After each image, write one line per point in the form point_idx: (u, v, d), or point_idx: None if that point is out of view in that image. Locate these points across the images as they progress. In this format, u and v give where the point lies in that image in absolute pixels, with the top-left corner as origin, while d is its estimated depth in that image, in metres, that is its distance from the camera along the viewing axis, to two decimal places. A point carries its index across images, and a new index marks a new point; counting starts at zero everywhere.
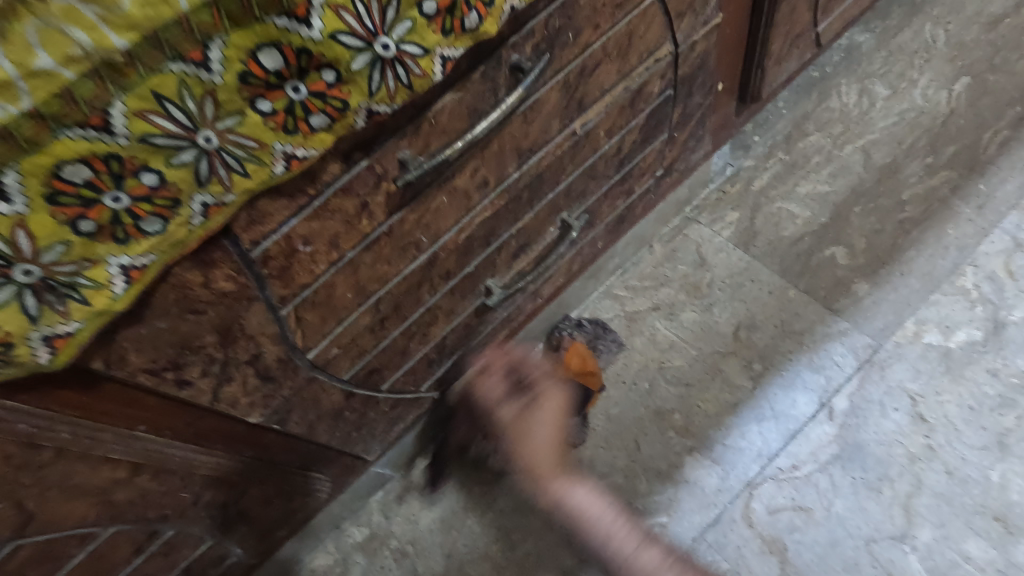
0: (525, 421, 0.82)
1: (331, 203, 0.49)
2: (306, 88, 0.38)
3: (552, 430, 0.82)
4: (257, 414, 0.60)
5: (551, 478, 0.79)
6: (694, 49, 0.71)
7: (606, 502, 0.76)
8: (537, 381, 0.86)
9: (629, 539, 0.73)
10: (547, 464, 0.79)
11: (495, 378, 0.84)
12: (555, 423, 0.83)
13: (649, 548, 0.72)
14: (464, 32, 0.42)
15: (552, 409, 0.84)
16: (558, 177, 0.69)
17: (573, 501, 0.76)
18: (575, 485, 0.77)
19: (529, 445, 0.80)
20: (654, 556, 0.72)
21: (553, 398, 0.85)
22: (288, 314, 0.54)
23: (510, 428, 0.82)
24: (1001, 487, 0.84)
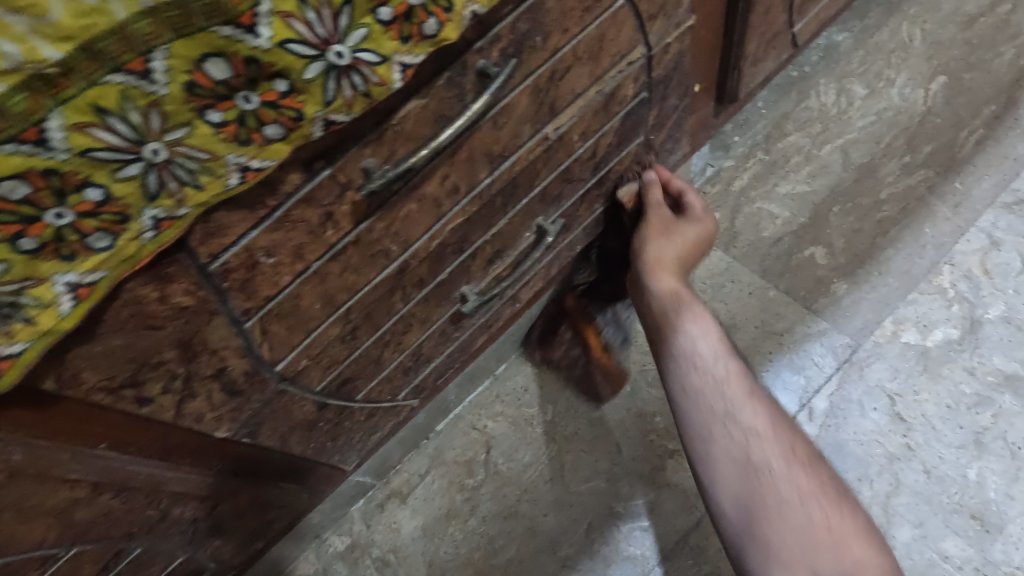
0: (668, 231, 0.81)
1: (293, 213, 0.48)
2: (257, 97, 0.37)
3: (682, 257, 0.81)
4: (224, 429, 0.59)
5: (665, 254, 0.80)
6: (668, 51, 0.70)
7: (716, 348, 0.75)
8: (698, 216, 0.84)
9: (713, 347, 0.75)
10: (667, 268, 0.79)
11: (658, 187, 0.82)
12: (687, 252, 0.82)
13: (753, 408, 0.71)
14: (423, 38, 0.41)
15: (695, 243, 0.83)
16: (532, 182, 0.68)
17: (693, 336, 0.75)
18: (700, 314, 0.76)
19: (659, 245, 0.80)
20: (737, 382, 0.73)
21: (705, 233, 0.83)
22: (253, 326, 0.52)
23: (651, 225, 0.81)
24: (978, 485, 0.85)
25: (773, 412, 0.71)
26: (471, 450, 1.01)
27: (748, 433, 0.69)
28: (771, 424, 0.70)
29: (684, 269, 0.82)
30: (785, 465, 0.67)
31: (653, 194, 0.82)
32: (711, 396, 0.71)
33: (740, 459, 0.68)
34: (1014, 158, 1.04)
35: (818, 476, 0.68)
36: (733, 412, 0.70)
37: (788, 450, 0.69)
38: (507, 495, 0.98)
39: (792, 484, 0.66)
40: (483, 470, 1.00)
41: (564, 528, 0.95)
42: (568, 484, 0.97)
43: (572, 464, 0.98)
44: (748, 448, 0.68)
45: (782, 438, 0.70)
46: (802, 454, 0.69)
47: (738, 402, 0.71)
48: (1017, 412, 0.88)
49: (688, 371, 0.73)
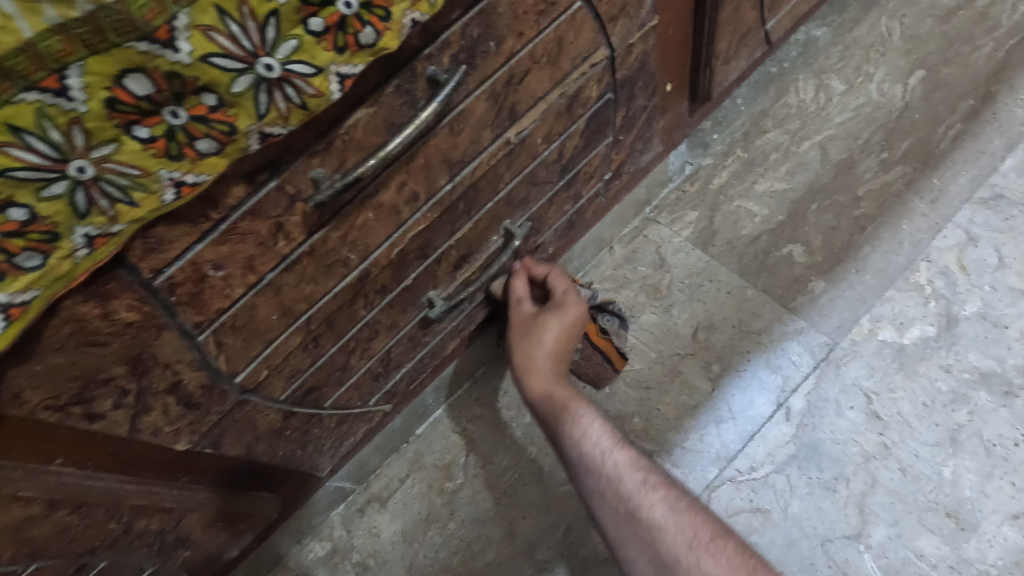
0: (533, 329, 0.79)
1: (240, 225, 0.47)
2: (185, 112, 0.36)
3: (555, 352, 0.79)
4: (184, 441, 0.58)
5: (538, 353, 0.78)
6: (631, 51, 0.69)
7: (605, 441, 0.71)
8: (561, 299, 0.80)
9: (601, 443, 0.71)
10: (540, 373, 0.78)
11: (521, 280, 0.80)
12: (558, 344, 0.79)
13: (652, 498, 0.66)
14: (360, 48, 0.40)
15: (566, 330, 0.79)
16: (496, 187, 0.68)
17: (580, 439, 0.71)
18: (579, 407, 0.74)
19: (531, 347, 0.79)
20: (631, 473, 0.68)
21: (575, 314, 0.79)
22: (206, 339, 0.52)
23: (517, 326, 0.81)
24: (953, 483, 0.84)
25: (671, 494, 0.66)
26: (450, 454, 1.01)
27: (651, 531, 0.64)
28: (672, 510, 0.65)
29: (562, 359, 0.80)
30: (694, 557, 0.61)
31: (518, 290, 0.81)
32: (610, 498, 0.67)
33: (650, 558, 0.63)
34: (990, 153, 1.03)
35: (729, 558, 0.61)
36: (631, 509, 0.66)
37: (692, 535, 0.63)
38: (486, 499, 0.98)
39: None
40: (462, 473, 1.00)
41: (542, 531, 0.95)
42: (546, 487, 0.97)
43: (550, 467, 0.98)
44: (657, 549, 0.63)
45: (689, 525, 0.64)
46: (710, 538, 0.63)
47: (639, 496, 0.66)
48: (993, 408, 0.87)
49: (584, 478, 0.70)
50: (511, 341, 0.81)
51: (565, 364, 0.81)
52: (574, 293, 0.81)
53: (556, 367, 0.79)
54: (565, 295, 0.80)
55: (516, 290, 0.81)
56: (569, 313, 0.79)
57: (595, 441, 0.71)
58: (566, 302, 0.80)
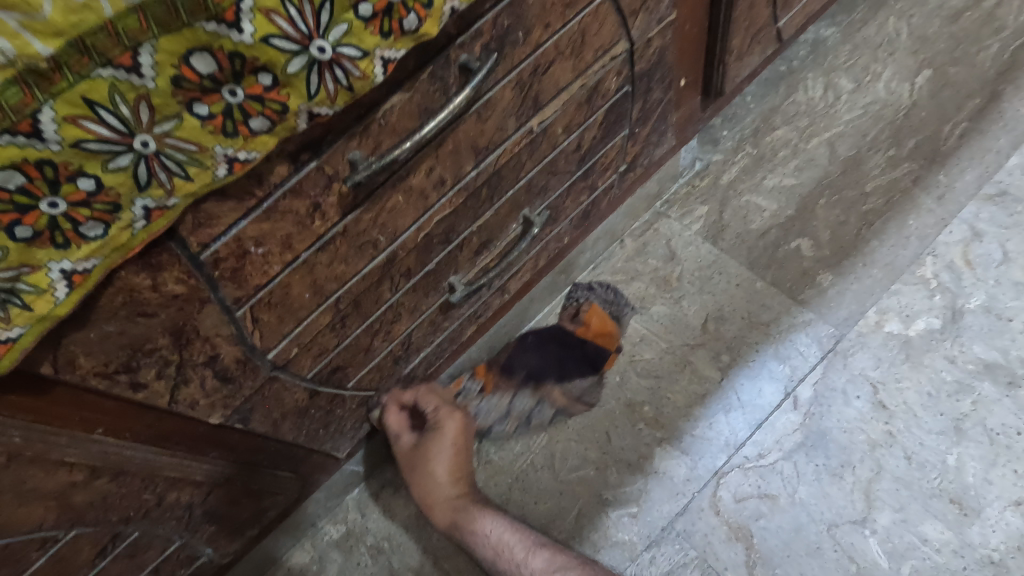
0: (421, 459, 0.87)
1: (281, 204, 0.49)
2: (242, 91, 0.38)
3: (450, 470, 0.87)
4: (218, 415, 0.60)
5: (435, 478, 0.86)
6: (650, 45, 0.71)
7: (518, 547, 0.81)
8: (437, 424, 0.87)
9: (513, 547, 0.81)
10: (443, 497, 0.86)
11: (393, 415, 0.86)
12: (452, 459, 0.87)
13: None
14: (404, 33, 0.42)
15: (453, 447, 0.87)
16: (517, 175, 0.70)
17: (489, 544, 0.82)
18: (479, 516, 0.83)
19: (428, 477, 0.87)
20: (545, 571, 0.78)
21: (450, 431, 0.87)
22: (244, 314, 0.54)
23: (404, 461, 0.88)
24: (957, 470, 0.86)
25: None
26: None
27: None
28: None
29: (460, 479, 0.87)
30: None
31: (393, 430, 0.87)
32: None
33: None
34: (997, 150, 1.05)
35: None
36: None
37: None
38: (498, 484, 0.98)
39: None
40: None
41: (554, 515, 0.95)
42: (558, 472, 0.97)
43: (562, 453, 0.98)
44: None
45: None
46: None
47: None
48: (996, 398, 0.89)
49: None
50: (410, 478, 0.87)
51: (465, 478, 0.88)
52: (445, 407, 0.89)
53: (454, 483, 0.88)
54: (436, 413, 0.88)
55: (392, 427, 0.86)
56: (447, 434, 0.87)
57: (503, 545, 0.81)
58: (442, 424, 0.88)
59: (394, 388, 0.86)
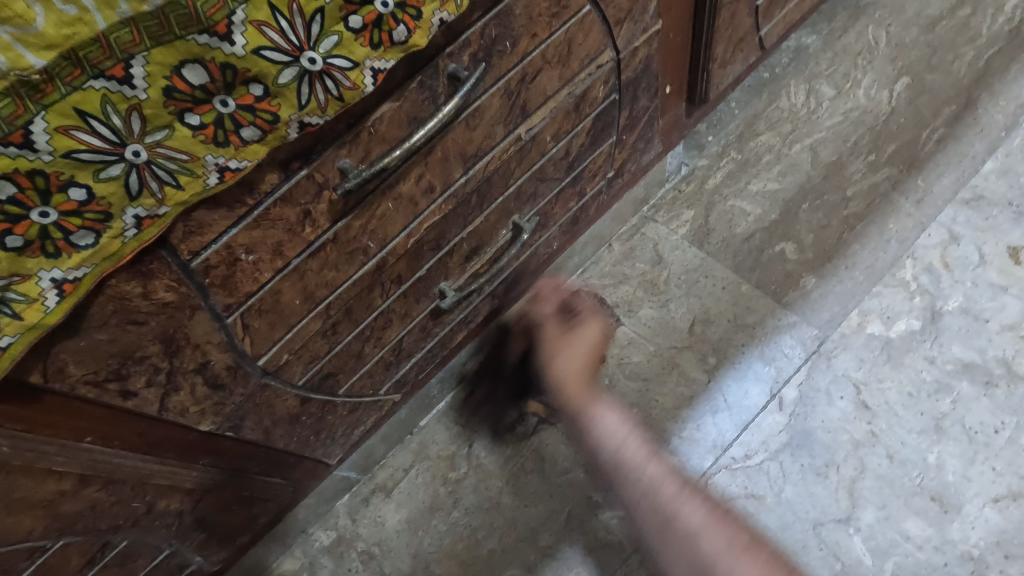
0: (556, 347, 0.88)
1: (271, 212, 0.50)
2: (234, 101, 0.39)
3: (584, 364, 0.86)
4: (208, 422, 0.60)
5: (565, 364, 0.85)
6: (636, 54, 0.73)
7: (639, 444, 0.77)
8: (581, 310, 0.92)
9: (638, 452, 0.76)
10: (575, 380, 0.83)
11: (547, 307, 0.92)
12: (587, 355, 0.88)
13: (689, 502, 0.71)
14: (393, 45, 0.43)
15: (591, 343, 0.89)
16: (506, 182, 0.71)
17: (605, 443, 0.77)
18: (604, 410, 0.79)
19: (560, 361, 0.86)
20: (670, 481, 0.73)
21: (592, 331, 0.90)
22: (234, 322, 0.54)
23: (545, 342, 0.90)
24: (937, 468, 0.88)
25: (705, 497, 0.71)
26: (454, 444, 1.05)
27: (689, 533, 0.69)
28: (708, 512, 0.70)
29: (590, 373, 0.86)
30: (684, 500, 0.71)
31: (542, 312, 0.93)
32: (650, 500, 0.72)
33: (689, 563, 0.67)
34: (973, 155, 1.08)
35: (766, 559, 0.65)
36: (669, 512, 0.70)
37: (727, 539, 0.67)
38: (489, 487, 1.01)
39: (717, 541, 0.67)
40: (465, 463, 1.03)
41: (544, 518, 0.98)
42: (548, 476, 1.00)
43: (552, 456, 1.01)
44: (691, 546, 0.68)
45: (724, 525, 0.68)
46: (747, 541, 0.66)
47: (675, 499, 0.71)
48: (975, 397, 0.92)
49: (624, 480, 0.75)
50: (543, 356, 0.88)
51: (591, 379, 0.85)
52: (591, 313, 0.92)
53: (586, 379, 0.84)
54: (584, 315, 0.92)
55: (543, 312, 0.93)
56: (591, 331, 0.90)
57: (621, 438, 0.77)
58: (586, 321, 0.91)
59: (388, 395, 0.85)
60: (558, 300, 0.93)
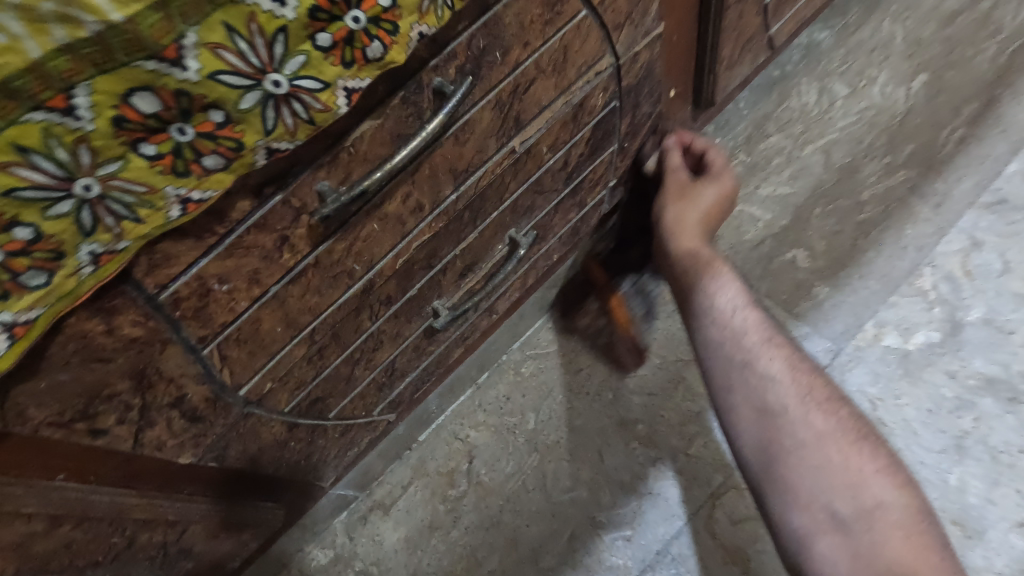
0: (685, 192, 0.81)
1: (246, 239, 0.47)
2: (192, 129, 0.36)
3: (706, 218, 0.81)
4: (188, 454, 0.58)
5: (687, 212, 0.80)
6: (637, 59, 0.69)
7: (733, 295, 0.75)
8: (718, 170, 0.82)
9: (733, 300, 0.73)
10: (690, 230, 0.79)
11: (677, 151, 0.82)
12: (710, 212, 0.81)
13: (770, 353, 0.69)
14: (368, 62, 0.40)
15: (716, 195, 0.81)
16: (501, 196, 0.68)
17: (704, 289, 0.75)
18: (722, 273, 0.75)
19: (681, 207, 0.80)
20: (757, 330, 0.71)
21: (722, 187, 0.81)
22: (210, 353, 0.51)
23: (669, 189, 0.82)
24: (959, 490, 0.84)
25: (791, 354, 0.69)
26: (453, 460, 1.02)
27: (764, 380, 0.67)
28: (790, 366, 0.68)
29: (708, 228, 0.81)
30: (768, 349, 0.69)
31: (671, 162, 0.83)
32: (728, 347, 0.70)
33: (756, 405, 0.66)
34: (995, 156, 1.03)
35: (838, 418, 0.64)
36: (748, 358, 0.69)
37: (806, 394, 0.66)
38: (489, 505, 0.98)
39: (793, 396, 0.65)
40: (465, 480, 1.00)
41: (546, 537, 0.95)
42: (549, 494, 0.97)
43: (554, 473, 0.98)
44: (763, 392, 0.66)
45: (801, 379, 0.67)
46: (825, 402, 0.65)
47: (756, 349, 0.69)
48: (998, 414, 0.87)
49: (706, 324, 0.73)
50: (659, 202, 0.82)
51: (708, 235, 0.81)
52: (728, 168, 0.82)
53: (701, 235, 0.80)
54: (720, 169, 0.82)
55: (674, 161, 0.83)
56: (722, 184, 0.81)
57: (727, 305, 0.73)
58: (721, 175, 0.81)
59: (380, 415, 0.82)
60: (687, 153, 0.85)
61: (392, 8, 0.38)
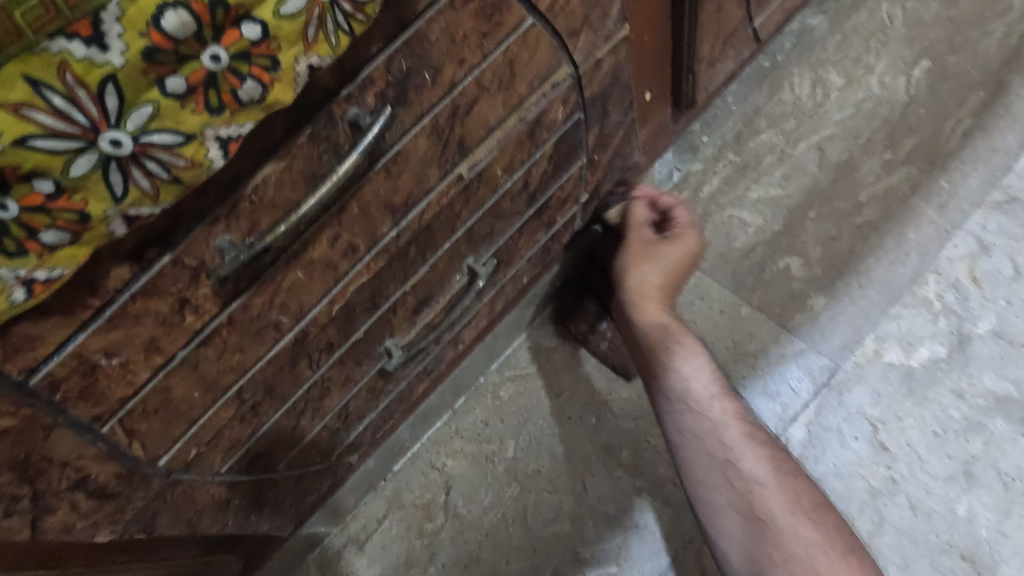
0: (649, 253, 0.79)
1: (132, 307, 0.40)
2: (15, 203, 0.28)
3: (668, 283, 0.80)
4: (105, 533, 0.52)
5: (655, 282, 0.79)
6: (600, 66, 0.61)
7: (713, 389, 0.73)
8: (682, 230, 0.80)
9: (711, 391, 0.73)
10: (654, 303, 0.79)
11: (639, 206, 0.80)
12: (672, 277, 0.80)
13: (753, 453, 0.69)
14: (243, 105, 0.33)
15: (679, 256, 0.79)
16: (453, 225, 0.61)
17: (691, 388, 0.73)
18: (704, 366, 0.75)
19: (644, 274, 0.79)
20: (737, 423, 0.71)
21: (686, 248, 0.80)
22: (112, 429, 0.45)
23: (633, 249, 0.80)
24: (968, 521, 0.78)
25: (774, 454, 0.69)
26: (430, 492, 0.96)
27: (746, 480, 0.67)
28: (773, 467, 0.68)
29: (670, 298, 0.81)
30: (750, 448, 0.69)
31: (635, 215, 0.81)
32: (710, 442, 0.70)
33: (741, 509, 0.66)
34: (1004, 151, 0.95)
35: (826, 526, 0.64)
36: (730, 457, 0.69)
37: (795, 499, 0.66)
38: (468, 541, 0.93)
39: (780, 502, 0.65)
40: (443, 513, 0.95)
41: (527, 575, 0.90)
42: (531, 528, 0.92)
43: (535, 505, 0.93)
44: (749, 499, 0.66)
45: (785, 480, 0.67)
46: (811, 506, 0.65)
47: (736, 444, 0.69)
48: (1010, 437, 0.80)
49: (693, 429, 0.71)
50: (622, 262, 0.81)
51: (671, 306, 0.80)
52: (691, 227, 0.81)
53: (665, 307, 0.80)
54: (682, 228, 0.81)
55: (637, 216, 0.81)
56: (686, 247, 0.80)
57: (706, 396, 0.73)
58: (683, 236, 0.80)
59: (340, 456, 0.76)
60: (652, 207, 0.83)
61: (265, 40, 0.31)
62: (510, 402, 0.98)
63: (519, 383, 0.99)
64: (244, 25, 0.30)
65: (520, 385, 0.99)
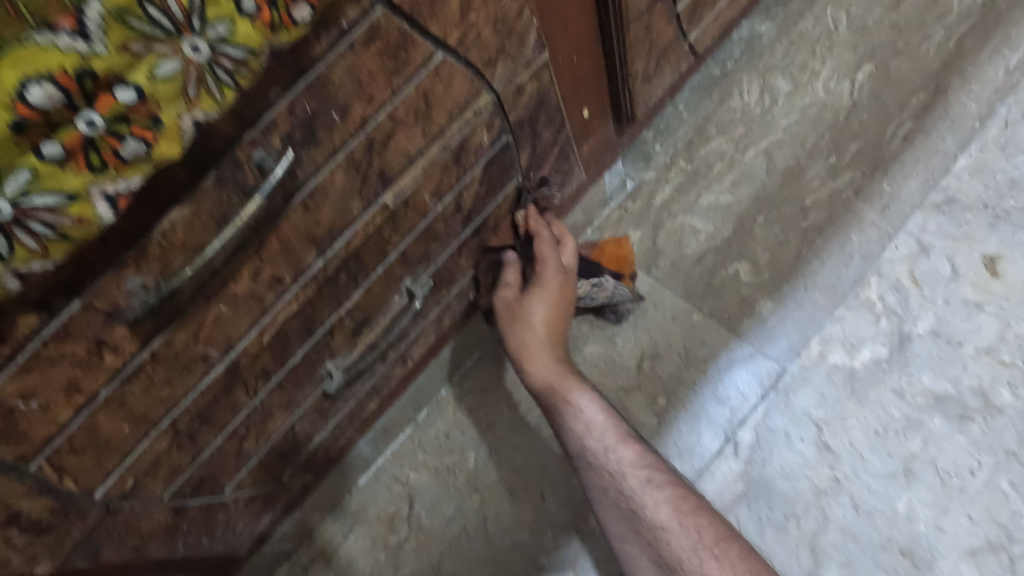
0: (518, 313, 0.77)
1: (46, 352, 0.42)
2: None
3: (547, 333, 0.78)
4: (44, 565, 0.53)
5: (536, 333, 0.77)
6: (522, 91, 0.63)
7: (608, 438, 0.73)
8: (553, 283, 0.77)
9: (605, 439, 0.73)
10: (542, 360, 0.78)
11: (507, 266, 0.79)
12: (548, 324, 0.77)
13: (654, 496, 0.68)
14: (128, 163, 0.34)
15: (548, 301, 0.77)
16: (385, 250, 0.63)
17: (586, 435, 0.74)
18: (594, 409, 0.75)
19: (522, 330, 0.78)
20: (636, 470, 0.70)
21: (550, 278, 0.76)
22: (40, 467, 0.47)
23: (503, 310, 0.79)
24: (907, 518, 0.80)
25: (674, 492, 0.68)
26: (394, 505, 0.97)
27: (655, 528, 0.67)
28: (675, 509, 0.67)
29: (556, 342, 0.79)
30: (650, 494, 0.68)
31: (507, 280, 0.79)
32: (613, 493, 0.71)
33: (657, 559, 0.66)
34: (944, 152, 0.97)
35: (733, 556, 0.63)
36: (634, 506, 0.69)
37: (696, 538, 0.65)
38: (431, 552, 0.95)
39: (680, 539, 0.65)
40: (406, 525, 0.96)
41: None
42: (491, 537, 0.94)
43: (495, 515, 0.95)
44: (658, 547, 0.66)
45: (689, 519, 0.66)
46: (715, 542, 0.64)
47: (636, 491, 0.69)
48: (948, 434, 0.82)
49: (589, 472, 0.73)
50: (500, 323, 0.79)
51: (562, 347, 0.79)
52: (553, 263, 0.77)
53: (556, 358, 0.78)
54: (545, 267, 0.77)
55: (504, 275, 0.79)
56: (552, 287, 0.77)
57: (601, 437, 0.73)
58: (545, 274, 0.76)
59: (294, 475, 0.78)
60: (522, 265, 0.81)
61: (142, 101, 0.33)
62: (470, 414, 1.00)
63: (478, 394, 1.00)
64: (118, 90, 0.32)
65: (478, 396, 1.00)
